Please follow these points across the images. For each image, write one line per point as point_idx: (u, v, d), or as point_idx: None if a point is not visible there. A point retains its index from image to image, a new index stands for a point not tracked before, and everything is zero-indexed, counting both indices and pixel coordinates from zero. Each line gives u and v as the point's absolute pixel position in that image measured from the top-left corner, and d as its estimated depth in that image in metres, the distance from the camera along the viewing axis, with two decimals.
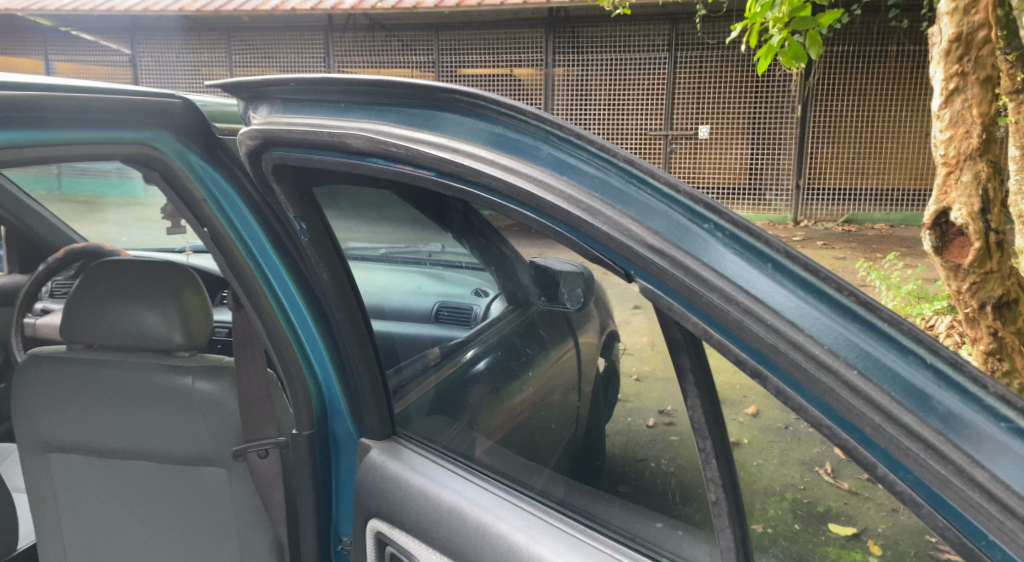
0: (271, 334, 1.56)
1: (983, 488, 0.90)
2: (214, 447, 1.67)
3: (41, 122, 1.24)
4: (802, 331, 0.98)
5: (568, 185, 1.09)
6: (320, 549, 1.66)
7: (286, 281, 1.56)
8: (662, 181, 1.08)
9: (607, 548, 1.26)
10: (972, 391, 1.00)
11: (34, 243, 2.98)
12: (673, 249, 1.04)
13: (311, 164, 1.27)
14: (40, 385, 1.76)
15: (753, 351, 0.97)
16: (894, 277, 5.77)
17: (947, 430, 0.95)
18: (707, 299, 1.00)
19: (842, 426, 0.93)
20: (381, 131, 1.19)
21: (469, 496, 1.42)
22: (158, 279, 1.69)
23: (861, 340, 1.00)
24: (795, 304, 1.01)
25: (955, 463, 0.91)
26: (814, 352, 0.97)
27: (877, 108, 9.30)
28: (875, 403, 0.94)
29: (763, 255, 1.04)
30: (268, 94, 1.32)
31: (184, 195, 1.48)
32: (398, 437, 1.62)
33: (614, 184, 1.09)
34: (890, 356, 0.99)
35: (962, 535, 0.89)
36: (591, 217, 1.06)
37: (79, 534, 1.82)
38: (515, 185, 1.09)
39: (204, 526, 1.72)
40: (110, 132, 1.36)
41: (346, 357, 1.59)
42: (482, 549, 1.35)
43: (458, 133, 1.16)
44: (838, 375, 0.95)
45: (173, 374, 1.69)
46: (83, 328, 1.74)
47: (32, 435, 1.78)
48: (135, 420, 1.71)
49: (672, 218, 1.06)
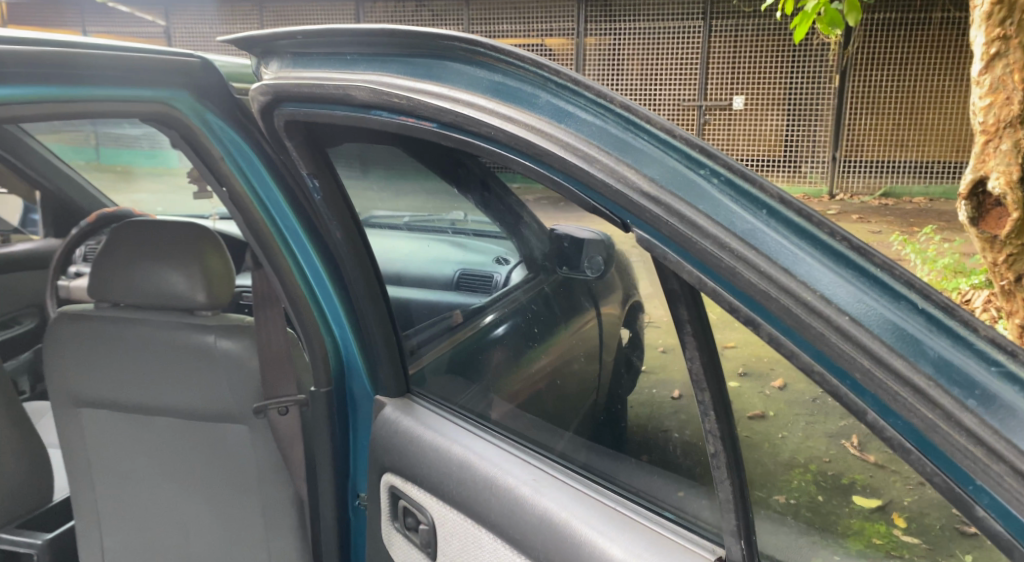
0: (289, 293, 1.59)
1: (971, 433, 0.90)
2: (236, 405, 1.71)
3: (61, 78, 1.26)
4: (793, 276, 0.97)
5: (565, 132, 1.09)
6: (338, 502, 1.73)
7: (304, 242, 1.58)
8: (659, 127, 1.07)
9: (610, 501, 1.28)
10: (962, 336, 1.00)
11: (68, 208, 3.06)
12: (669, 197, 1.02)
13: (321, 118, 1.27)
14: (70, 342, 1.80)
15: (746, 298, 0.96)
16: (930, 251, 5.63)
17: (939, 375, 0.95)
18: (701, 246, 0.99)
19: (833, 372, 0.92)
20: (384, 82, 1.20)
21: (478, 451, 1.46)
22: (183, 239, 1.74)
23: (855, 286, 0.99)
24: (787, 249, 1.00)
25: (944, 408, 0.91)
26: (808, 302, 0.95)
27: (919, 77, 9.05)
28: (867, 348, 0.93)
29: (759, 201, 1.03)
30: (279, 49, 1.33)
31: (201, 153, 1.50)
32: (412, 395, 1.67)
33: (612, 132, 1.08)
34: (882, 302, 0.99)
35: (950, 481, 0.88)
36: (588, 165, 1.05)
37: (109, 485, 1.88)
38: (513, 134, 1.09)
39: (228, 480, 1.77)
40: (130, 90, 1.39)
41: (360, 314, 1.62)
42: (490, 502, 1.38)
43: (458, 84, 1.16)
44: (829, 320, 0.94)
45: (196, 333, 1.72)
46: (111, 287, 1.78)
47: (63, 389, 1.83)
48: (160, 376, 1.75)
49: (668, 165, 1.06)
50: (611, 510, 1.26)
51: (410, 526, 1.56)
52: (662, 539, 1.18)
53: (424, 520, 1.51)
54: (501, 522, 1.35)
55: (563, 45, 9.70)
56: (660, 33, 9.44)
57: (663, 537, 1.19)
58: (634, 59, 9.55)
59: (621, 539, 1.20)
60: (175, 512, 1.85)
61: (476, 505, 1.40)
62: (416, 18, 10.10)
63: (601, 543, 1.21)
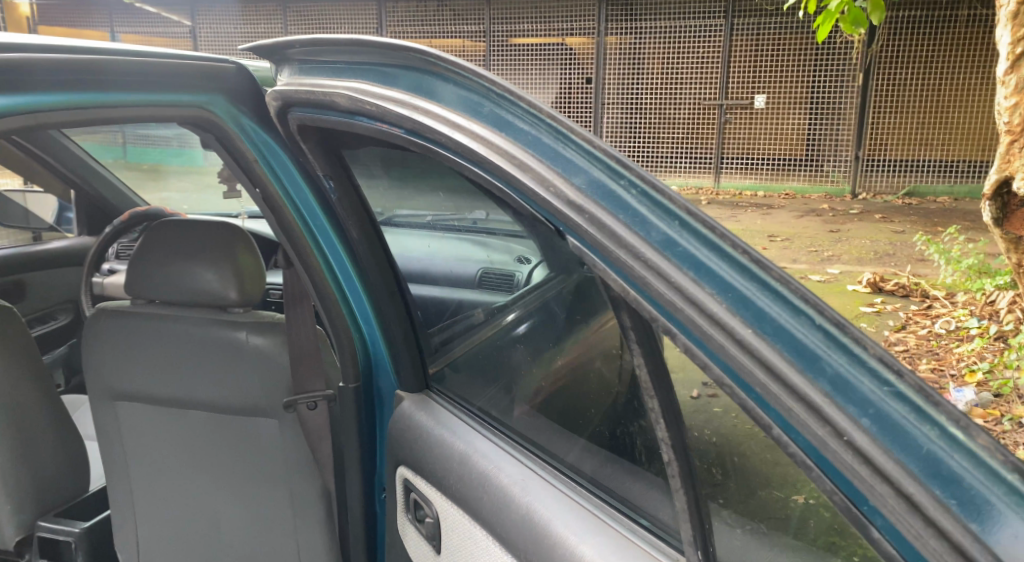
0: (319, 292, 1.65)
1: (858, 451, 0.91)
2: (266, 399, 1.76)
3: (102, 85, 1.31)
4: (699, 284, 1.00)
5: (504, 141, 1.13)
6: (365, 496, 1.76)
7: (336, 243, 1.63)
8: (581, 138, 1.10)
9: (590, 506, 1.31)
10: (855, 352, 0.98)
11: (102, 207, 3.15)
12: (591, 206, 1.06)
13: (323, 124, 1.34)
14: (109, 338, 1.86)
15: (660, 308, 1.01)
16: (954, 250, 5.58)
17: (836, 393, 0.95)
18: (619, 257, 1.03)
19: (739, 385, 0.95)
20: (361, 90, 1.26)
21: (481, 449, 1.50)
22: (215, 239, 1.80)
23: (754, 299, 1.00)
24: (694, 261, 1.02)
25: (836, 425, 0.92)
26: (712, 317, 0.98)
27: (944, 75, 8.96)
28: (766, 362, 0.95)
29: (672, 213, 1.06)
30: (290, 57, 1.39)
31: (236, 156, 1.54)
32: (430, 392, 1.70)
33: (544, 142, 1.12)
34: (781, 317, 0.99)
35: (847, 500, 0.91)
36: (522, 173, 1.10)
37: (143, 477, 1.94)
38: (460, 142, 1.15)
39: (257, 474, 1.84)
40: (149, 96, 1.40)
41: (386, 312, 1.67)
42: (482, 497, 1.42)
43: (418, 92, 1.22)
44: (731, 333, 0.97)
45: (230, 329, 1.77)
46: (149, 285, 1.84)
47: (101, 383, 1.90)
48: (195, 372, 1.80)
49: (593, 175, 1.09)
50: (589, 515, 1.28)
51: (418, 518, 1.61)
52: (632, 546, 1.20)
53: (431, 513, 1.56)
54: (490, 519, 1.39)
55: (584, 43, 9.73)
56: (681, 31, 9.43)
57: (633, 544, 1.21)
58: (654, 58, 9.58)
59: (592, 542, 1.23)
60: (199, 504, 1.92)
61: (473, 500, 1.44)
62: (438, 17, 10.17)
63: (573, 544, 1.24)
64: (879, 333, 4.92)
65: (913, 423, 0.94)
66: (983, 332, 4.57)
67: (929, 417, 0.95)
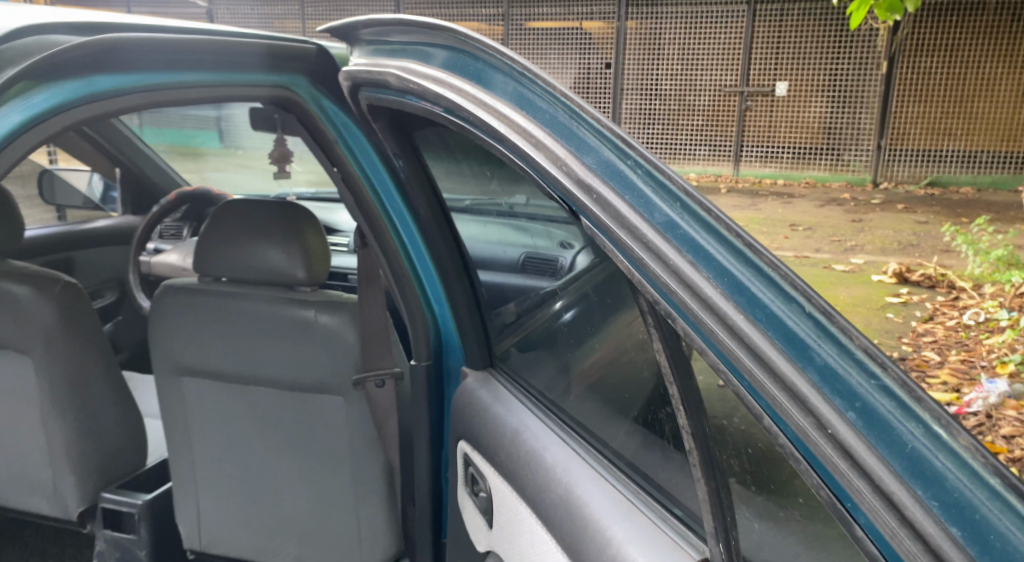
0: (395, 272, 1.70)
1: (843, 444, 0.76)
2: (333, 376, 1.79)
3: (214, 65, 1.31)
4: (695, 267, 0.88)
5: (524, 119, 1.08)
6: (432, 475, 1.77)
7: (409, 219, 1.67)
8: (591, 115, 1.01)
9: (626, 491, 1.23)
10: (843, 344, 0.81)
11: (145, 186, 3.17)
12: (600, 186, 0.98)
13: (383, 103, 1.36)
14: (175, 314, 1.89)
15: (666, 296, 0.89)
16: (982, 242, 5.54)
17: (822, 384, 0.79)
18: (619, 236, 0.94)
19: (732, 371, 0.83)
20: (410, 70, 1.26)
21: (529, 426, 1.47)
22: (283, 219, 1.82)
23: (743, 285, 0.86)
24: (686, 243, 0.90)
25: (819, 415, 0.78)
26: (702, 305, 0.86)
27: (969, 63, 8.89)
28: (753, 348, 0.82)
29: (672, 192, 0.93)
30: (358, 38, 1.42)
31: (317, 135, 1.59)
32: (493, 369, 1.69)
33: (561, 120, 1.04)
34: (773, 302, 0.84)
35: (832, 495, 0.77)
36: (537, 152, 1.04)
37: (206, 451, 1.98)
38: (484, 119, 1.12)
39: (320, 450, 1.87)
40: (205, 78, 1.29)
41: (454, 291, 1.69)
42: (530, 476, 1.38)
43: (453, 70, 1.21)
44: (722, 318, 0.84)
45: (296, 307, 1.79)
46: (218, 263, 1.87)
47: (167, 358, 1.93)
48: (260, 349, 1.83)
49: (604, 154, 1.00)
50: (624, 500, 1.21)
51: (476, 491, 1.61)
52: (658, 532, 1.12)
53: (485, 488, 1.55)
54: (534, 496, 1.35)
55: (604, 28, 9.69)
56: (702, 17, 9.40)
57: (660, 530, 1.13)
58: (675, 43, 9.55)
59: (622, 523, 1.16)
60: (262, 475, 1.95)
61: (521, 475, 1.40)
62: (457, 1, 10.13)
63: (604, 525, 1.17)
64: (906, 324, 4.92)
65: (902, 421, 0.77)
66: (1013, 324, 4.55)
67: (920, 416, 0.77)
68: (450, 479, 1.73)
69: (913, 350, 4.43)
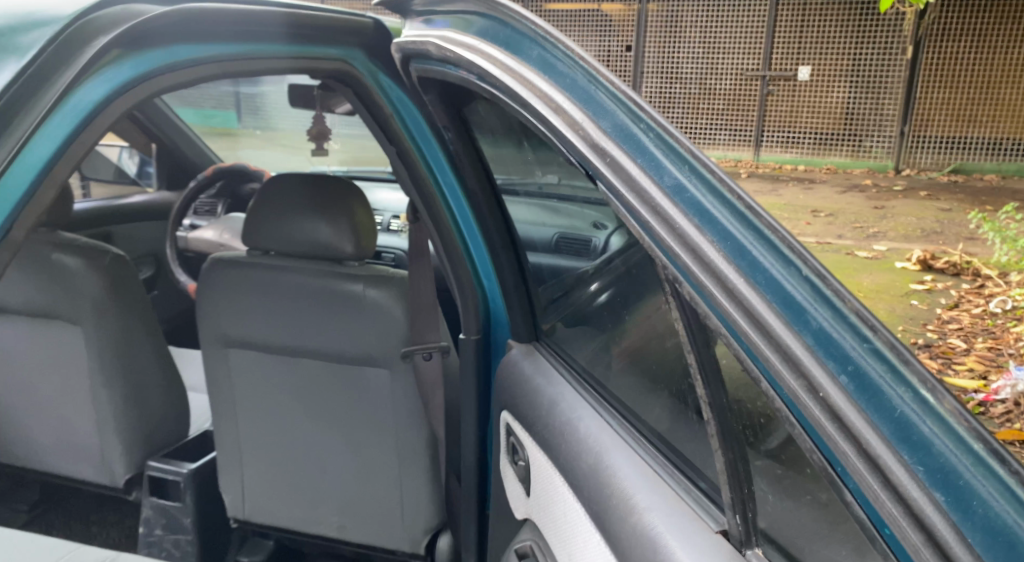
0: (446, 245, 1.72)
1: (832, 410, 0.70)
2: (380, 349, 1.82)
3: (280, 37, 1.34)
4: (699, 231, 0.82)
5: (545, 83, 1.02)
6: (479, 447, 1.79)
7: (459, 194, 1.70)
8: (605, 78, 0.94)
9: (653, 464, 1.19)
10: (837, 306, 0.74)
11: (181, 163, 3.20)
12: (613, 149, 0.91)
13: (432, 75, 1.28)
14: (222, 287, 1.91)
15: (672, 260, 0.84)
16: (1009, 229, 5.49)
17: (814, 348, 0.73)
18: (626, 199, 0.88)
19: (731, 335, 0.78)
20: (450, 38, 1.19)
21: (564, 397, 1.44)
22: (334, 194, 1.86)
23: (743, 246, 0.79)
24: (689, 204, 0.84)
25: (810, 379, 0.71)
26: (704, 270, 0.80)
27: (997, 49, 8.74)
28: (748, 311, 0.76)
29: (679, 152, 0.87)
30: (411, 10, 1.34)
31: (373, 109, 1.61)
32: (538, 343, 1.67)
33: (580, 84, 0.97)
34: (773, 265, 0.77)
35: (824, 460, 0.72)
36: (551, 115, 0.98)
37: (249, 421, 2.01)
38: (507, 84, 1.05)
39: (364, 422, 1.91)
40: (275, 50, 1.33)
41: (501, 267, 1.70)
42: (560, 445, 1.37)
43: (485, 36, 1.14)
44: (721, 283, 0.78)
45: (344, 281, 1.81)
46: (267, 236, 1.90)
47: (213, 330, 1.96)
48: (307, 322, 1.85)
49: (618, 116, 0.93)
50: (650, 473, 1.17)
51: (516, 460, 1.60)
52: (680, 503, 1.08)
53: (522, 457, 1.55)
54: (565, 464, 1.33)
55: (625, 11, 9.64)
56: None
57: (681, 502, 1.09)
58: (697, 26, 9.48)
59: (645, 492, 1.12)
60: (304, 444, 1.99)
61: (556, 444, 1.38)
62: None
63: (627, 493, 1.14)
64: (931, 311, 4.90)
65: (892, 386, 0.69)
66: None
67: (912, 379, 0.69)
68: (494, 451, 1.74)
69: (940, 337, 4.41)
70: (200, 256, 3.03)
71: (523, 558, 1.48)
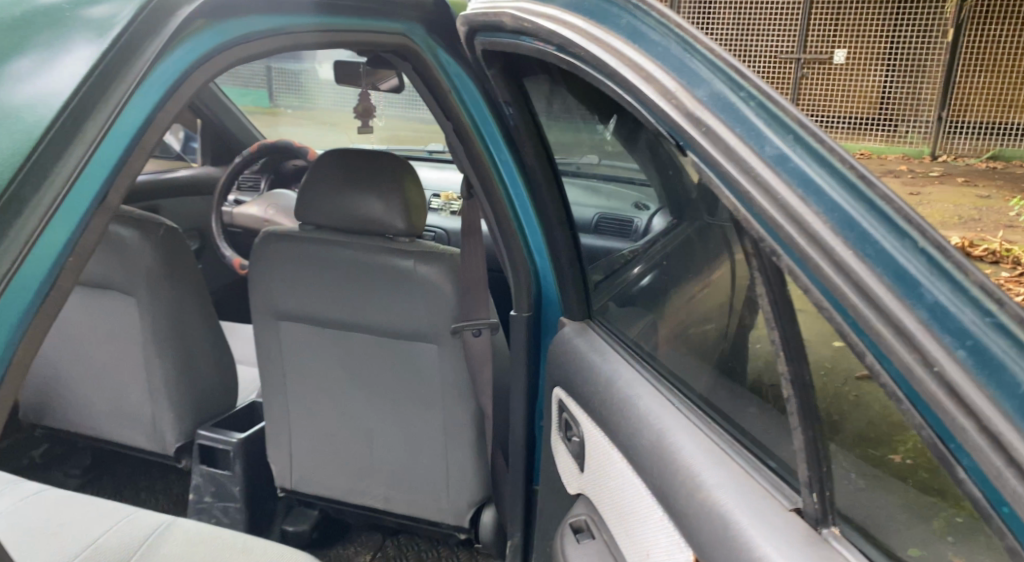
0: (500, 221, 1.74)
1: (951, 385, 0.71)
2: (431, 325, 1.83)
3: (345, 10, 1.35)
4: (804, 202, 0.83)
5: (636, 53, 1.02)
6: (526, 422, 1.83)
7: (513, 170, 1.72)
8: (705, 48, 0.96)
9: (719, 441, 1.20)
10: (957, 280, 0.75)
11: (225, 139, 3.24)
12: (711, 121, 0.92)
13: (501, 47, 1.28)
14: (274, 260, 1.92)
15: (774, 235, 0.85)
16: None
17: (932, 322, 0.74)
18: (728, 171, 0.89)
19: (837, 310, 0.79)
20: (523, 8, 1.19)
21: (625, 375, 1.45)
22: (386, 170, 1.87)
23: (855, 221, 0.80)
24: (797, 178, 0.84)
25: (926, 353, 0.73)
26: (807, 239, 0.81)
27: None
28: (862, 286, 0.77)
29: (785, 126, 0.88)
30: None
31: (430, 85, 1.61)
32: (591, 321, 1.69)
33: (675, 53, 0.98)
34: (884, 238, 0.78)
35: (934, 435, 0.73)
36: (647, 86, 0.99)
37: (300, 393, 2.05)
38: (596, 54, 1.06)
39: (414, 396, 1.93)
40: (342, 24, 1.35)
41: (556, 243, 1.71)
42: (620, 423, 1.37)
43: (567, 6, 1.14)
44: (833, 256, 0.79)
45: (395, 257, 1.81)
46: (320, 211, 1.91)
47: (265, 302, 1.98)
48: (359, 296, 1.86)
49: (716, 88, 0.93)
50: (718, 450, 1.17)
51: (569, 437, 1.63)
52: (750, 481, 1.09)
53: (578, 433, 1.56)
54: (626, 442, 1.34)
55: None
56: None
57: (751, 479, 1.10)
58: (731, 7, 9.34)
59: (715, 470, 1.13)
60: (356, 415, 2.02)
61: (615, 424, 1.39)
62: None
63: (695, 470, 1.15)
64: None
65: (1015, 360, 0.71)
66: None
67: None
68: (545, 427, 1.75)
69: None
70: (244, 231, 3.07)
71: (577, 531, 1.53)
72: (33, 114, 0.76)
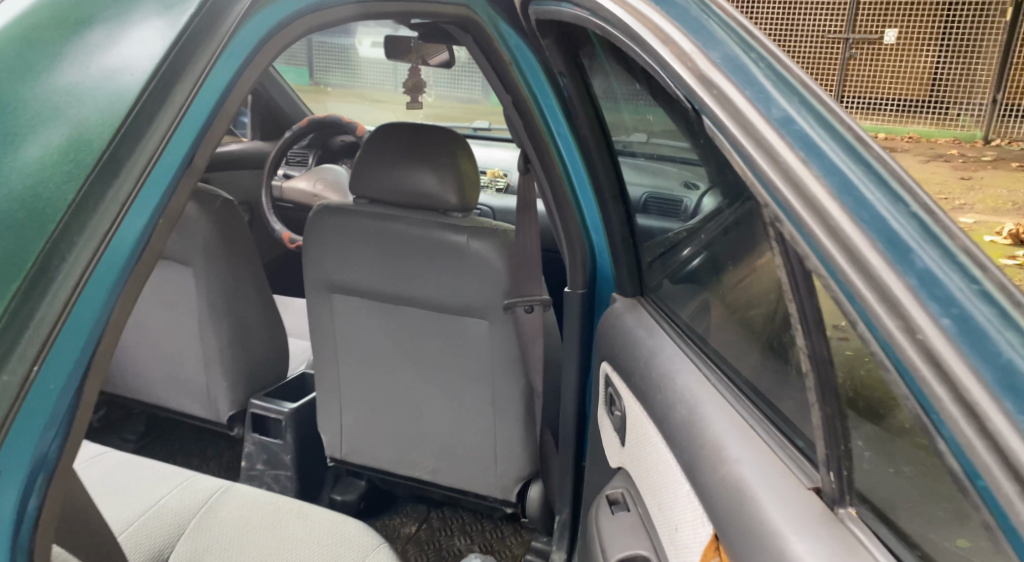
0: (556, 195, 1.74)
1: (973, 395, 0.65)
2: (482, 301, 1.84)
3: None
4: (832, 197, 0.76)
5: (669, 24, 0.96)
6: (578, 397, 1.83)
7: (571, 144, 1.71)
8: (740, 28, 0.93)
9: (750, 418, 1.17)
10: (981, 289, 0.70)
11: (276, 114, 3.27)
12: (733, 92, 0.85)
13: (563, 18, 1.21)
14: (327, 233, 1.94)
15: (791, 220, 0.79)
16: None
17: (956, 332, 0.68)
18: (752, 150, 0.82)
19: (848, 300, 0.73)
20: None
21: (667, 350, 1.43)
22: (441, 145, 1.86)
23: (885, 219, 0.74)
24: (828, 170, 0.78)
25: (945, 363, 0.66)
26: (808, 196, 0.77)
27: None
28: (885, 287, 0.70)
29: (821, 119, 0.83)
30: None
31: (490, 57, 1.59)
32: (644, 297, 1.68)
33: (710, 31, 0.93)
34: (914, 242, 0.73)
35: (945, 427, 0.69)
36: (672, 59, 0.92)
37: (351, 365, 2.08)
38: (627, 21, 1.00)
39: (463, 370, 1.95)
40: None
41: (611, 217, 1.71)
42: (656, 397, 1.36)
43: None
44: (853, 248, 0.73)
45: (448, 232, 1.81)
46: (374, 185, 1.92)
47: (318, 274, 2.00)
48: (410, 271, 1.87)
49: (742, 63, 0.89)
50: (747, 427, 1.15)
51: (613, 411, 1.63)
52: (772, 458, 1.07)
53: (619, 407, 1.56)
54: (660, 416, 1.33)
55: None
56: None
57: (773, 456, 1.07)
58: None
59: (741, 445, 1.10)
60: (405, 387, 2.04)
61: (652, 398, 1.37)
62: None
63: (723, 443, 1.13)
64: None
65: None
66: None
67: None
68: (594, 402, 1.77)
69: None
70: (293, 206, 3.10)
71: (613, 503, 1.52)
72: (109, 98, 0.69)
